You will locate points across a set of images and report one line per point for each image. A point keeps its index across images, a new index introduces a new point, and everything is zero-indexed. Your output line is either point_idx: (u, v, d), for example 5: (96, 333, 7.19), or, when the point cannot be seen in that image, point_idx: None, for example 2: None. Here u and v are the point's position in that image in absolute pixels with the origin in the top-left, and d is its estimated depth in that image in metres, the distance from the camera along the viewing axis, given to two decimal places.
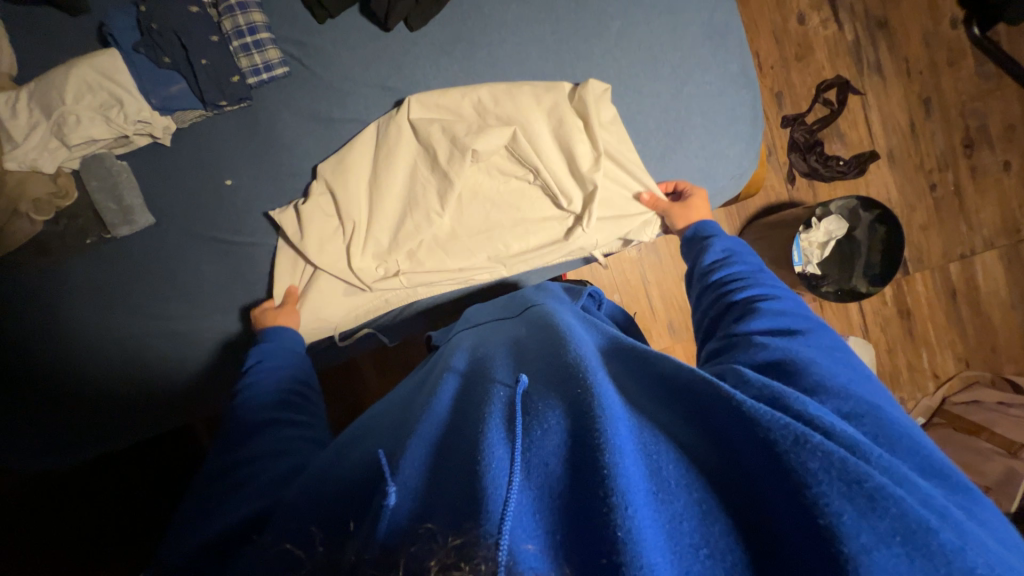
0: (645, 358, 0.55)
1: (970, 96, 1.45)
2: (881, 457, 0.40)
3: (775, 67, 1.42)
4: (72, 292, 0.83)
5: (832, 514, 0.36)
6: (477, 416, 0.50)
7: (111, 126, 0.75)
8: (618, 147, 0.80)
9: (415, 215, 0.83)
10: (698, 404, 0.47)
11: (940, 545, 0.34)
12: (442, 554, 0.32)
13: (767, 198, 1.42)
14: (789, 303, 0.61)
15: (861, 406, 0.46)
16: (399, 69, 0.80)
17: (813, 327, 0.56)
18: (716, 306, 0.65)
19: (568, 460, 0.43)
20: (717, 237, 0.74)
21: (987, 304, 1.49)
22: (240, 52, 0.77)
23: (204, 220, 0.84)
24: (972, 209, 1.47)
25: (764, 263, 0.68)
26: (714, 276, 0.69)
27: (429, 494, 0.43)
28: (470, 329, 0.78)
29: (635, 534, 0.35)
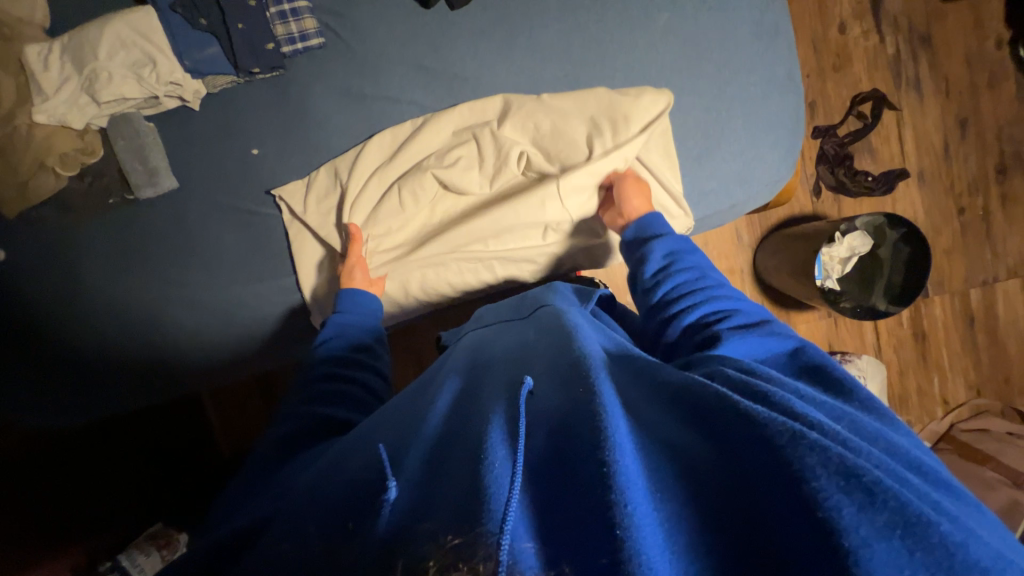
0: (647, 371, 0.54)
1: (1008, 120, 1.42)
2: (872, 455, 0.39)
3: (810, 76, 1.39)
4: (89, 254, 0.82)
5: (830, 508, 0.35)
6: (479, 415, 0.49)
7: (143, 86, 0.74)
8: (658, 159, 0.78)
9: (412, 193, 0.82)
10: (696, 409, 0.46)
11: (940, 536, 0.33)
12: (439, 555, 0.33)
13: (789, 208, 1.40)
14: (740, 315, 0.63)
15: (839, 412, 0.45)
16: (436, 49, 0.79)
17: (766, 340, 0.59)
18: (674, 327, 0.65)
19: (571, 454, 0.42)
20: (658, 238, 0.73)
21: (1005, 333, 1.47)
22: (276, 19, 0.76)
23: (228, 191, 0.83)
24: (999, 236, 1.44)
25: (702, 264, 0.70)
26: (662, 290, 0.69)
27: (438, 485, 0.42)
28: (482, 330, 0.76)
29: (638, 531, 0.35)
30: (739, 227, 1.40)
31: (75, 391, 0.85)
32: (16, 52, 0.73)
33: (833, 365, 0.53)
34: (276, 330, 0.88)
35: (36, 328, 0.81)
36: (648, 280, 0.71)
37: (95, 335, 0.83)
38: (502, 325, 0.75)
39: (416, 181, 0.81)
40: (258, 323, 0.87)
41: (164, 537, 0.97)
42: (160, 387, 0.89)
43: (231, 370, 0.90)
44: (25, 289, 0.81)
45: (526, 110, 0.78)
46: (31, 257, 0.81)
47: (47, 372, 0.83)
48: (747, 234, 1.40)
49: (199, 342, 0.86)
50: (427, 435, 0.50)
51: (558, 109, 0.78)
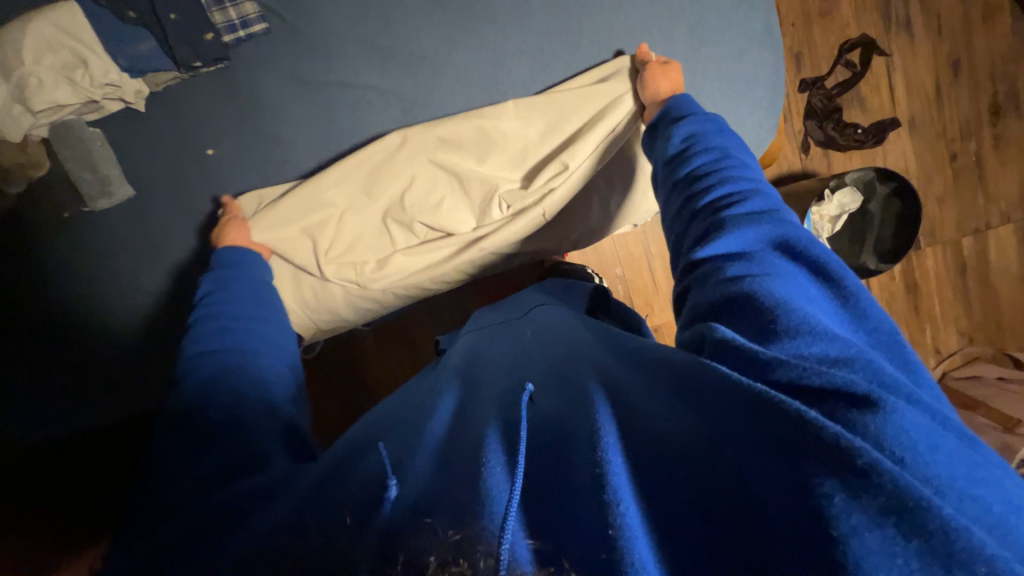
0: (645, 351, 0.50)
1: (1002, 57, 1.36)
2: (885, 424, 0.34)
3: (796, 24, 1.32)
4: (58, 266, 0.79)
5: (826, 496, 0.31)
6: (478, 418, 0.47)
7: (78, 90, 0.70)
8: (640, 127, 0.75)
9: (394, 218, 0.78)
10: (687, 379, 0.42)
11: (944, 521, 0.29)
12: (441, 550, 0.31)
13: (778, 167, 1.36)
14: (761, 201, 0.54)
15: (851, 351, 0.39)
16: (389, 25, 0.73)
17: (785, 234, 0.50)
18: (687, 210, 0.58)
19: (565, 464, 0.39)
20: (680, 121, 0.64)
21: (997, 279, 1.45)
22: (212, 5, 0.70)
23: (187, 195, 0.79)
24: (992, 180, 1.41)
25: (730, 145, 0.60)
26: (681, 171, 0.60)
27: (442, 486, 0.40)
28: (475, 332, 0.73)
29: (627, 531, 0.33)
30: None
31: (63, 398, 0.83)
32: None
33: (854, 282, 0.46)
34: None
35: (21, 339, 0.80)
36: (667, 160, 0.63)
37: (80, 342, 0.81)
38: (496, 326, 0.73)
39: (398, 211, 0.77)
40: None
41: None
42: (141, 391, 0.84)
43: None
44: (1, 303, 0.79)
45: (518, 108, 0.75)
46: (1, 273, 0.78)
47: (38, 382, 0.82)
48: None
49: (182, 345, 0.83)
50: (429, 441, 0.47)
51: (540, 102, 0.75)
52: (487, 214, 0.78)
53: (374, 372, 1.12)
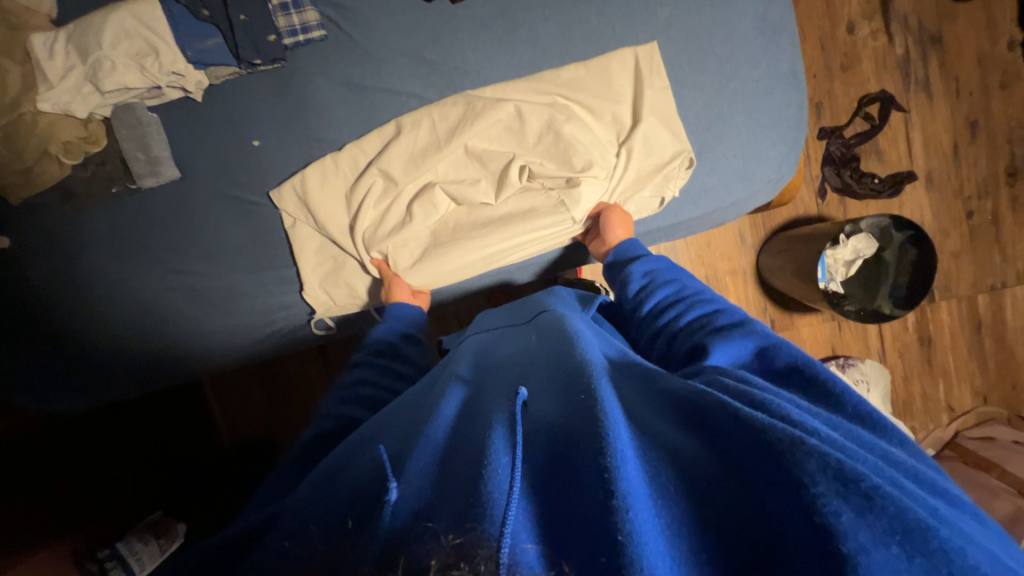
0: (645, 376, 0.51)
1: (1019, 122, 1.40)
2: (872, 462, 0.37)
3: (818, 76, 1.37)
4: (94, 242, 0.83)
5: (829, 514, 0.32)
6: (479, 418, 0.48)
7: (145, 75, 0.75)
8: (664, 104, 0.77)
9: (422, 200, 0.81)
10: (694, 412, 0.44)
11: (941, 543, 0.31)
12: (443, 554, 0.33)
13: (795, 210, 1.39)
14: (727, 313, 0.60)
15: (831, 420, 0.41)
16: (437, 41, 0.78)
17: (755, 336, 0.55)
18: (664, 334, 0.64)
19: (571, 465, 0.40)
20: (635, 260, 0.74)
21: (1013, 339, 1.44)
22: (277, 11, 0.76)
23: (229, 180, 0.83)
24: (1009, 240, 1.42)
25: (683, 277, 0.70)
26: (647, 305, 0.68)
27: (448, 479, 0.42)
28: (481, 337, 0.73)
29: (636, 538, 0.33)
30: (741, 228, 1.39)
31: (92, 354, 0.85)
32: (23, 42, 0.73)
33: (824, 368, 0.48)
34: (274, 322, 0.88)
35: (46, 295, 0.82)
36: (631, 299, 0.72)
37: (109, 311, 0.84)
38: (503, 330, 0.73)
39: (427, 196, 0.80)
40: (256, 302, 0.87)
41: (162, 526, 0.94)
42: (162, 356, 0.87)
43: (240, 356, 0.90)
44: (37, 272, 0.81)
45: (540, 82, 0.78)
46: (33, 231, 0.81)
47: (63, 337, 0.83)
48: (749, 235, 1.39)
49: (208, 315, 0.86)
50: (433, 437, 0.47)
51: (565, 80, 0.78)
52: (507, 181, 0.80)
53: None
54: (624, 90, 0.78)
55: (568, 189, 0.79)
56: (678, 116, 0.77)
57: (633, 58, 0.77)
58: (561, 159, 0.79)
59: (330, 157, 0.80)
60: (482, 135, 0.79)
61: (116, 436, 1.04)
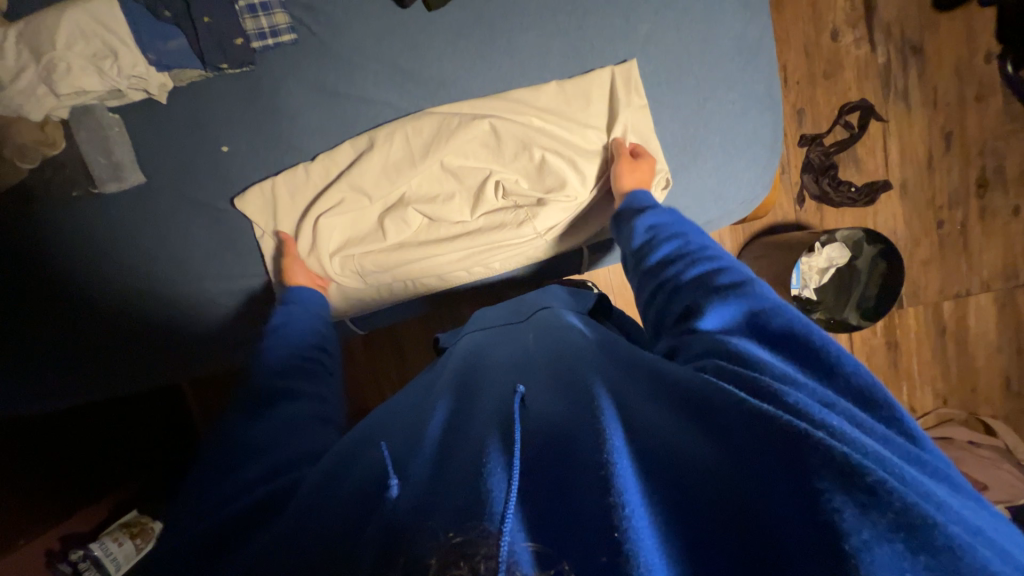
0: (647, 368, 0.51)
1: (991, 134, 1.43)
2: (874, 450, 0.36)
3: (801, 83, 1.38)
4: (60, 243, 0.80)
5: (833, 510, 0.32)
6: (478, 415, 0.47)
7: (104, 79, 0.71)
8: (641, 126, 0.77)
9: (393, 216, 0.79)
10: (700, 402, 0.43)
11: (944, 539, 0.31)
12: (443, 552, 0.33)
13: (773, 216, 1.41)
14: (728, 272, 0.58)
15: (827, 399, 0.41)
16: (413, 49, 0.76)
17: (758, 297, 0.52)
18: (663, 293, 0.62)
19: (575, 459, 0.40)
20: (642, 214, 0.70)
21: (974, 344, 1.50)
22: (244, 12, 0.73)
23: (198, 187, 0.81)
24: (975, 249, 1.46)
25: (688, 229, 0.66)
26: (648, 262, 0.66)
27: (444, 472, 0.41)
28: (478, 334, 0.71)
29: (634, 535, 0.33)
30: (722, 233, 1.41)
31: (67, 356, 0.83)
32: None
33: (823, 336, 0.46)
34: (249, 331, 0.87)
35: (14, 296, 0.80)
36: (635, 253, 0.69)
37: (77, 314, 0.82)
38: (501, 328, 0.71)
39: (398, 213, 0.79)
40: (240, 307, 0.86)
41: (137, 525, 0.94)
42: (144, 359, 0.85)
43: (213, 363, 0.89)
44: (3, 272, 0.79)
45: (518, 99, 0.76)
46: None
47: (44, 337, 0.81)
48: (729, 240, 1.41)
49: (191, 319, 0.85)
50: (429, 433, 0.47)
51: (543, 95, 0.77)
52: (481, 199, 0.79)
53: (362, 375, 1.13)
54: (600, 106, 0.77)
55: (538, 208, 0.78)
56: (655, 136, 0.77)
57: (610, 76, 0.76)
58: (535, 176, 0.78)
59: (302, 167, 0.79)
60: (458, 151, 0.77)
61: (83, 437, 1.01)
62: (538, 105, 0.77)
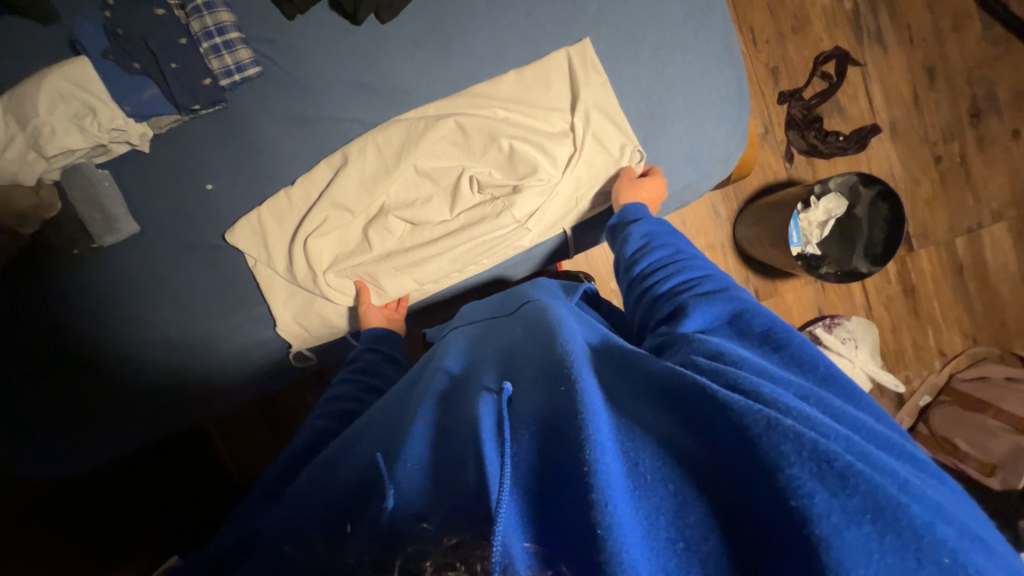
0: (620, 355, 0.48)
1: (976, 62, 1.39)
2: (844, 438, 0.37)
3: (771, 41, 1.37)
4: (66, 302, 0.82)
5: (803, 497, 0.33)
6: (462, 420, 0.45)
7: (86, 135, 0.75)
8: (603, 102, 0.77)
9: (375, 226, 0.81)
10: (670, 392, 0.42)
11: (910, 519, 0.32)
12: (438, 554, 0.32)
13: (763, 177, 1.39)
14: (715, 284, 0.59)
15: (803, 390, 0.43)
16: (372, 63, 0.78)
17: (742, 306, 0.54)
18: (649, 297, 0.63)
19: (558, 456, 0.38)
20: (635, 222, 0.72)
21: (995, 278, 1.45)
22: (209, 53, 0.76)
23: (188, 228, 0.83)
24: (979, 180, 1.42)
25: (682, 244, 0.68)
26: (638, 268, 0.67)
27: (444, 474, 0.41)
28: (466, 331, 0.68)
29: (615, 530, 0.32)
30: (714, 202, 1.39)
31: (73, 394, 0.83)
32: None
33: (804, 344, 0.47)
34: (256, 362, 0.88)
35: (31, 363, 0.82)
36: (627, 259, 0.70)
37: (91, 369, 0.84)
38: (488, 322, 0.68)
39: (380, 223, 0.80)
40: (239, 332, 0.86)
41: None
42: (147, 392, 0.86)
43: (225, 398, 0.90)
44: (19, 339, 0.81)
45: (482, 95, 0.78)
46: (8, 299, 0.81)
47: (50, 378, 0.82)
48: (723, 207, 1.39)
49: (194, 351, 0.86)
50: (417, 436, 0.45)
51: (504, 88, 0.78)
52: (459, 196, 0.80)
53: None
54: (562, 90, 0.78)
55: (515, 195, 0.79)
56: (620, 108, 0.78)
57: (566, 59, 0.77)
58: (507, 166, 0.79)
59: (283, 193, 0.81)
60: (430, 153, 0.79)
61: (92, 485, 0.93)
62: (500, 98, 0.78)
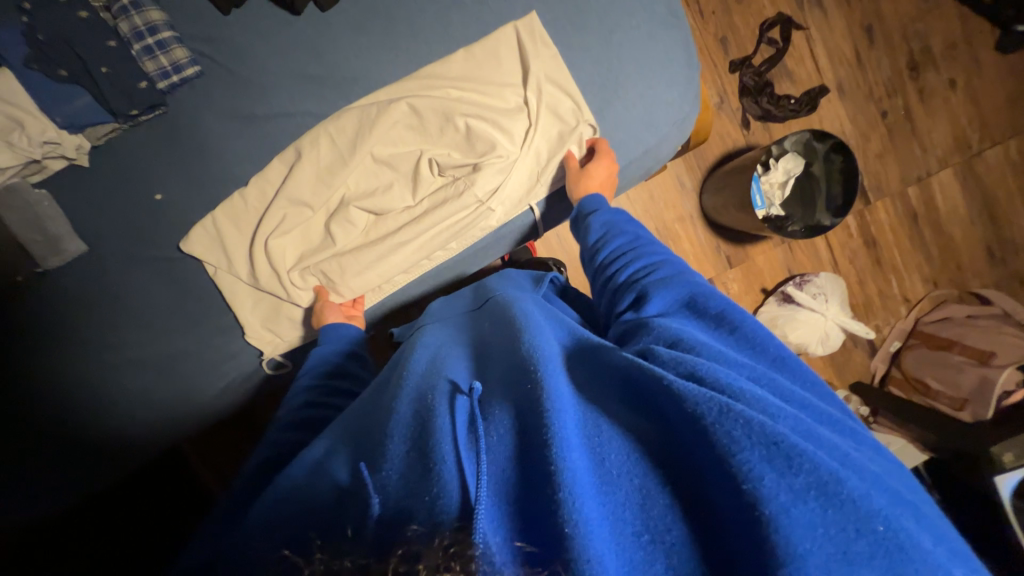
0: (593, 349, 0.47)
1: (909, 18, 1.45)
2: (791, 417, 0.38)
3: (717, 12, 1.39)
4: (16, 328, 0.77)
5: (754, 479, 0.33)
6: (417, 421, 0.42)
7: (16, 152, 0.71)
8: (554, 74, 0.77)
9: (337, 220, 0.79)
10: (630, 386, 0.41)
11: (850, 493, 0.32)
12: (432, 555, 0.28)
13: (723, 145, 1.42)
14: (669, 267, 0.59)
15: (755, 371, 0.43)
16: (317, 53, 0.77)
17: (695, 288, 0.54)
18: (612, 287, 0.63)
19: (524, 460, 0.37)
20: (596, 212, 0.72)
21: (948, 222, 1.52)
22: (143, 55, 0.73)
23: (140, 241, 0.79)
24: (924, 130, 1.48)
25: (640, 231, 0.68)
26: (600, 257, 0.67)
27: (428, 466, 0.37)
28: (436, 325, 0.65)
29: (581, 527, 0.31)
30: (679, 174, 1.41)
31: (30, 425, 0.77)
32: None
33: (748, 320, 0.49)
34: (227, 373, 0.84)
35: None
36: (591, 249, 0.70)
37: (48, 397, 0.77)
38: (454, 319, 0.66)
39: (341, 215, 0.78)
40: (204, 341, 0.82)
41: None
42: (104, 412, 0.79)
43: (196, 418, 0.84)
44: None
45: (433, 77, 0.77)
46: None
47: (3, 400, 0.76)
48: (688, 178, 1.42)
49: (161, 369, 0.81)
50: (399, 433, 0.42)
51: (455, 69, 0.77)
52: (420, 179, 0.79)
53: None
54: (513, 67, 0.78)
55: (475, 173, 0.78)
56: (572, 78, 0.78)
57: (514, 34, 0.77)
58: (465, 145, 0.79)
59: (237, 195, 0.78)
60: (386, 139, 0.77)
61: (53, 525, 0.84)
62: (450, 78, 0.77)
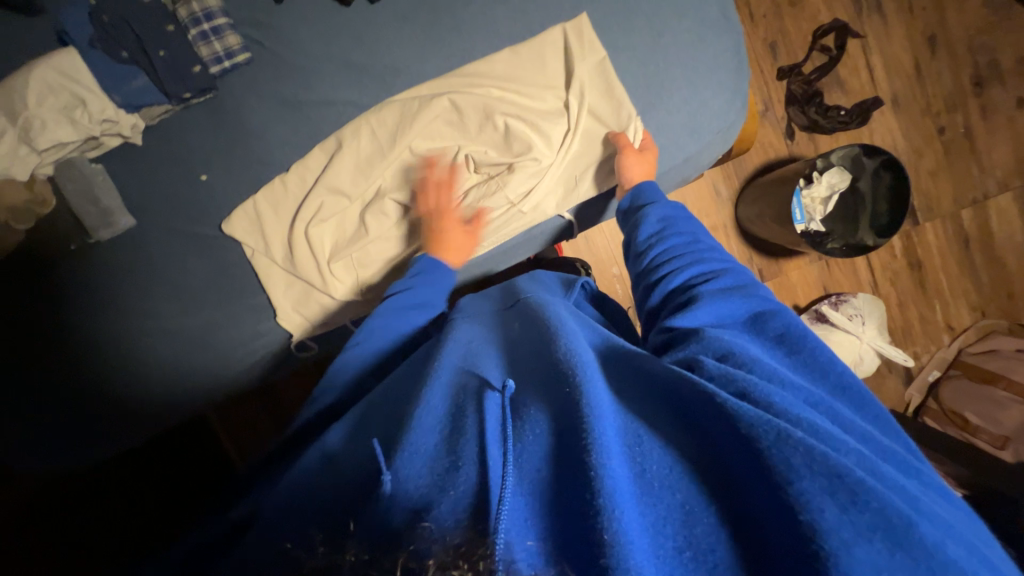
0: (634, 361, 0.46)
1: (978, 28, 1.37)
2: (852, 450, 0.36)
3: (768, 15, 1.34)
4: (63, 290, 0.80)
5: (813, 510, 0.32)
6: (455, 416, 0.42)
7: (78, 128, 0.75)
8: (597, 76, 0.76)
9: (373, 210, 0.80)
10: (680, 404, 0.41)
11: (921, 538, 0.31)
12: (442, 552, 0.28)
13: (764, 154, 1.37)
14: (727, 278, 0.58)
15: (814, 396, 0.42)
16: (361, 41, 0.78)
17: (756, 307, 0.53)
18: (659, 288, 0.61)
19: (562, 464, 0.36)
20: (652, 204, 0.69)
21: (1003, 249, 1.43)
22: (198, 41, 0.75)
23: (181, 217, 0.82)
24: (984, 149, 1.40)
25: (698, 232, 0.65)
26: (649, 255, 0.65)
27: (456, 463, 0.37)
28: (465, 320, 0.65)
29: (623, 537, 0.31)
30: (715, 181, 1.37)
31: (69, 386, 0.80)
32: None
33: (816, 345, 0.48)
34: (256, 351, 0.87)
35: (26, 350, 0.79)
36: (639, 244, 0.68)
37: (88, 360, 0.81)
38: (487, 315, 0.66)
39: (377, 206, 0.80)
40: (237, 317, 0.85)
41: None
42: (139, 377, 0.83)
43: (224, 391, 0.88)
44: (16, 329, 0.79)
45: (475, 72, 0.77)
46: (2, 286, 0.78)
47: (45, 361, 0.80)
48: (724, 186, 1.37)
49: (195, 340, 0.84)
50: (425, 426, 0.42)
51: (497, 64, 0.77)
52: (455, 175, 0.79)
53: None
54: (557, 66, 0.78)
55: (509, 174, 0.78)
56: (618, 81, 0.76)
57: (561, 34, 0.76)
58: (503, 144, 0.79)
59: (278, 180, 0.80)
60: (425, 133, 0.78)
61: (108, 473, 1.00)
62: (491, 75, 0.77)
